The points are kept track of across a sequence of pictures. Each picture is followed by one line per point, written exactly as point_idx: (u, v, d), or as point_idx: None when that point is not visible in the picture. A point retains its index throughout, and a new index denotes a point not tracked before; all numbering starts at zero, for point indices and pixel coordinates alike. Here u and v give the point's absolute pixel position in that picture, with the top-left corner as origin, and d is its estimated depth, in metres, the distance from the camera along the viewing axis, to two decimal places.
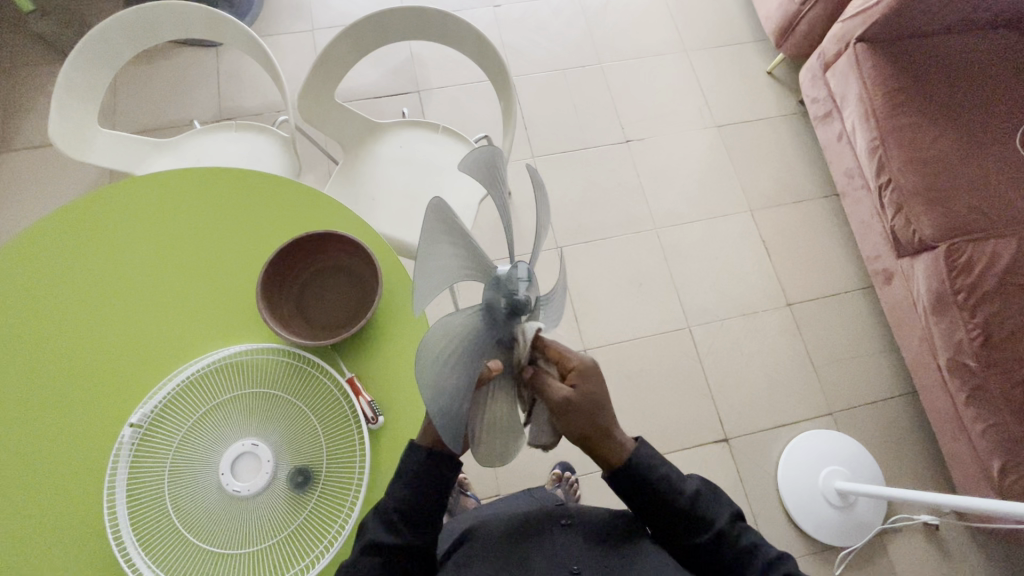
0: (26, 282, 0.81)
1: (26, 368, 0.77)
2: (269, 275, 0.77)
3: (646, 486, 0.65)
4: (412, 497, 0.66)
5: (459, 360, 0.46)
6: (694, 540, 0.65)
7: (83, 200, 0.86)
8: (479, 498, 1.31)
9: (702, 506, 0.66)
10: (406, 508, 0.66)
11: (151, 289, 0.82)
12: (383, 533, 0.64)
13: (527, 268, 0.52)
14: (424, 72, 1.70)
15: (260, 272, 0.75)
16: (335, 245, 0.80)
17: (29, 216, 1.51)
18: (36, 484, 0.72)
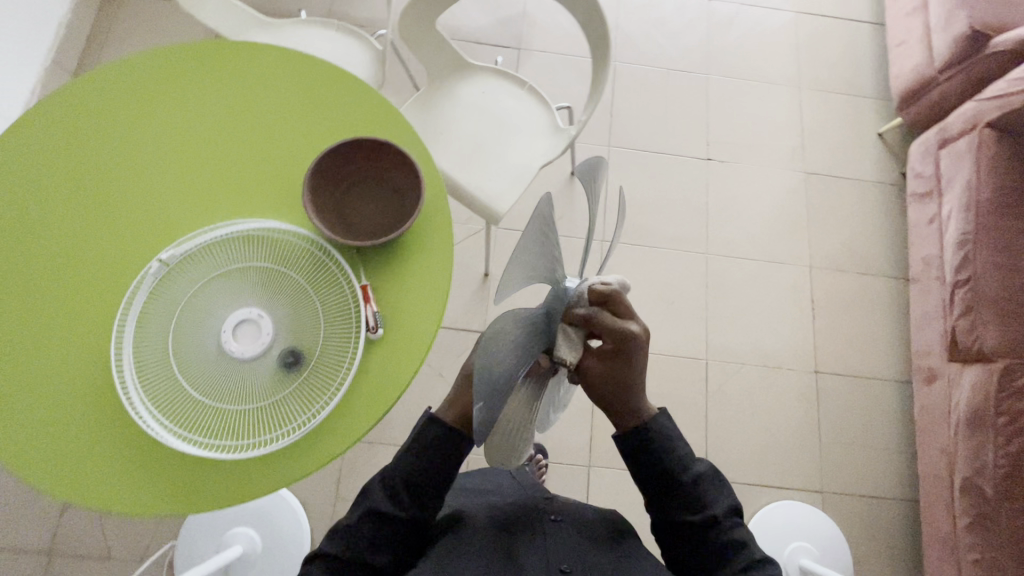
0: (110, 105, 0.87)
1: (88, 181, 0.83)
2: (322, 166, 0.80)
3: (659, 451, 0.74)
4: (418, 472, 0.75)
5: (513, 343, 0.55)
6: (686, 518, 0.72)
7: (181, 47, 0.91)
8: None
9: (701, 489, 0.73)
10: (412, 486, 0.74)
11: (214, 147, 0.86)
12: (384, 502, 0.73)
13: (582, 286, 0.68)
14: (531, 32, 1.69)
15: (316, 158, 0.79)
16: (390, 160, 0.82)
17: (130, 53, 1.58)
18: (67, 285, 0.79)
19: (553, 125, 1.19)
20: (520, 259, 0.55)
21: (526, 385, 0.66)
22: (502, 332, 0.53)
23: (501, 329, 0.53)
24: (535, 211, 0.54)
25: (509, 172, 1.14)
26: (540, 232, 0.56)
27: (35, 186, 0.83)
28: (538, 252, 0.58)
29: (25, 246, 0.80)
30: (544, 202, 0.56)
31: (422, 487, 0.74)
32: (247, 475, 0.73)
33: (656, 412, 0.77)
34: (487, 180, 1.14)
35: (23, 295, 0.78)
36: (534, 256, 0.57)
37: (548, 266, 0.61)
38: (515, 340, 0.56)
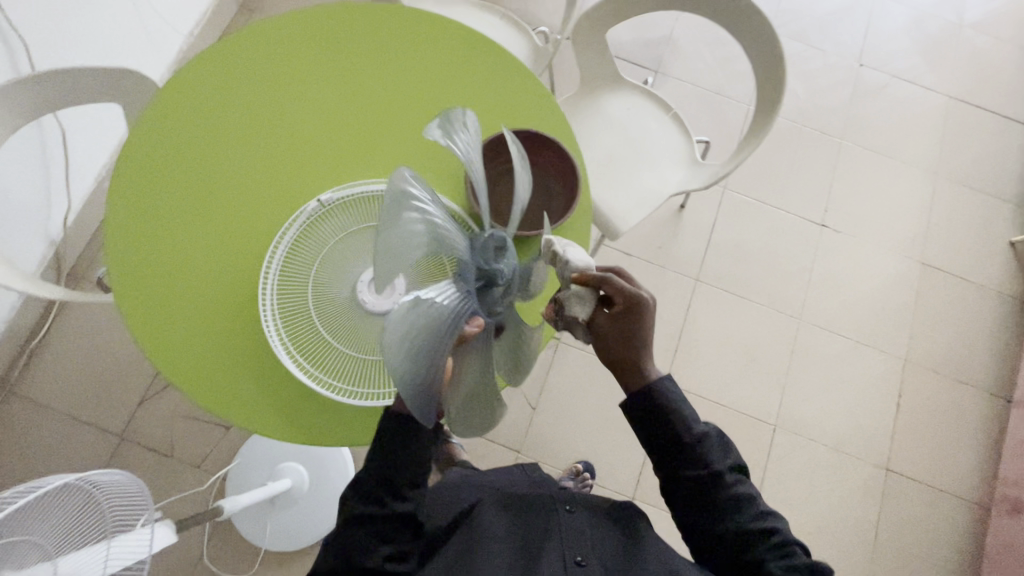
0: (300, 45, 0.91)
1: (270, 111, 0.88)
2: (495, 144, 0.81)
3: (660, 407, 0.71)
4: (389, 469, 0.69)
5: (436, 340, 0.44)
6: (692, 474, 0.70)
7: (375, 6, 0.95)
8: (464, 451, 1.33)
9: (706, 447, 0.70)
10: (389, 483, 0.69)
11: (388, 108, 0.90)
12: (364, 505, 0.69)
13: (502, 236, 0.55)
14: (672, 59, 1.68)
15: (495, 136, 0.81)
16: (548, 159, 0.83)
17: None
18: (231, 204, 0.84)
19: (690, 157, 1.18)
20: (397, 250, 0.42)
21: (476, 362, 0.55)
22: (411, 338, 0.42)
23: (410, 337, 0.42)
24: (388, 191, 0.42)
25: (637, 193, 1.14)
26: (412, 207, 0.44)
27: (220, 102, 0.87)
28: (424, 230, 0.45)
29: (198, 157, 0.85)
30: (400, 179, 0.43)
31: (394, 480, 0.69)
32: (361, 420, 0.81)
33: (662, 374, 0.73)
34: (613, 196, 1.14)
35: (192, 203, 0.84)
36: (422, 236, 0.44)
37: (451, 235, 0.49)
38: (437, 337, 0.44)
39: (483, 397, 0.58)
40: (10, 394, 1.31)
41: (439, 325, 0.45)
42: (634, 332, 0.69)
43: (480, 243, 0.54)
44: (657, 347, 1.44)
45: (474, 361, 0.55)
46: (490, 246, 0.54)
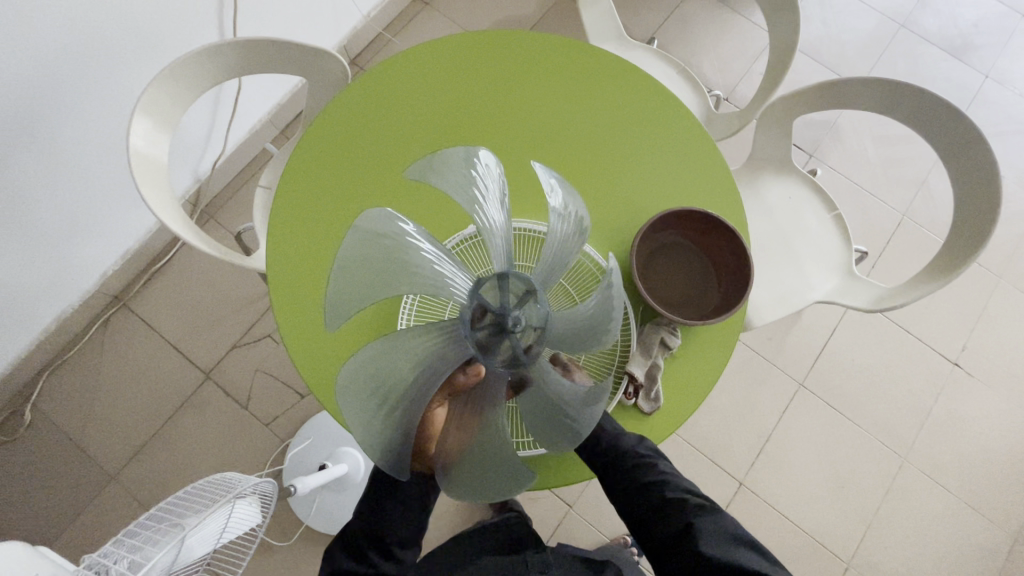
0: (496, 65, 0.91)
1: (452, 126, 0.88)
2: (722, 230, 0.76)
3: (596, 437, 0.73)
4: (375, 525, 0.76)
5: (390, 380, 0.50)
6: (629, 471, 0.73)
7: (579, 43, 0.94)
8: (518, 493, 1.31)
9: (623, 442, 0.74)
10: (376, 538, 0.76)
11: (567, 152, 0.88)
12: (351, 561, 0.75)
13: (511, 275, 0.57)
14: (830, 147, 1.58)
15: (732, 227, 0.75)
16: (722, 246, 0.77)
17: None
18: (392, 204, 0.85)
19: (845, 267, 1.09)
20: (351, 285, 0.50)
21: (478, 408, 0.56)
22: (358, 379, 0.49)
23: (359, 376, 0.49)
24: (348, 236, 0.49)
25: (779, 289, 1.07)
26: (375, 250, 0.51)
27: (410, 107, 0.89)
28: (383, 268, 0.52)
29: (374, 150, 0.87)
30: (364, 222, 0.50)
31: (384, 537, 0.76)
32: None
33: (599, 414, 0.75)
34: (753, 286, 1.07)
35: (359, 197, 0.85)
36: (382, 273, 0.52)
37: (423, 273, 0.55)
38: (391, 378, 0.50)
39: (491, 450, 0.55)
40: (124, 307, 1.39)
41: (397, 366, 0.50)
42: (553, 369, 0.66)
43: (480, 284, 0.57)
44: (741, 444, 1.35)
45: (477, 404, 0.56)
46: (489, 288, 0.57)
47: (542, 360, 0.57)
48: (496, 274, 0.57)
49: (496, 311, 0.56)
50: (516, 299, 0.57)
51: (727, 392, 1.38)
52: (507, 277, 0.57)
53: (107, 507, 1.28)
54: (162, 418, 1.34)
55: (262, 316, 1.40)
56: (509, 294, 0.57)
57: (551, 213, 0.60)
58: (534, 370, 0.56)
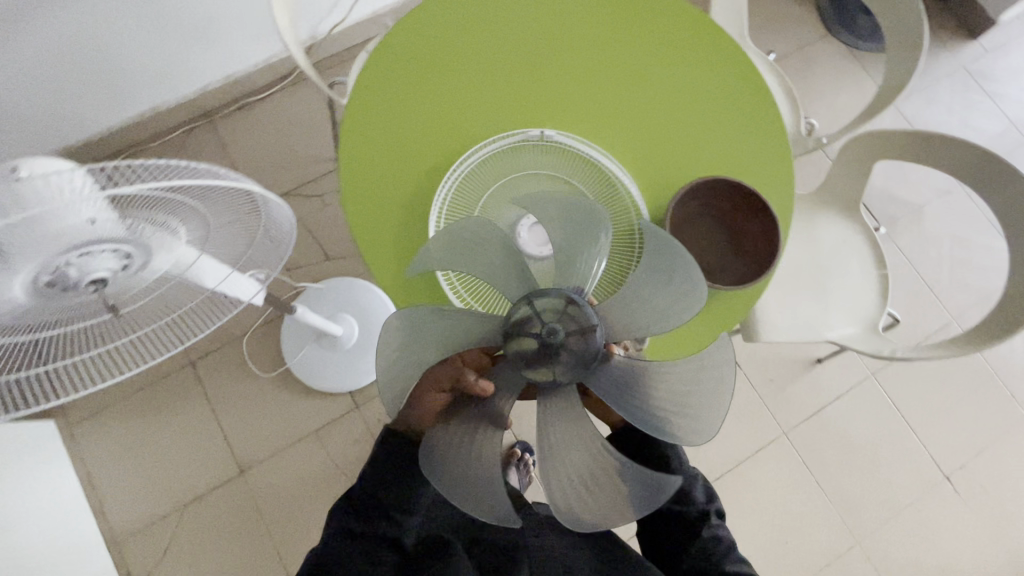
0: (618, 5, 0.96)
1: (555, 43, 0.94)
2: (761, 210, 0.80)
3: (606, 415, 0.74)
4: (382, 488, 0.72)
5: (423, 345, 0.57)
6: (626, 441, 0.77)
7: (702, 13, 0.96)
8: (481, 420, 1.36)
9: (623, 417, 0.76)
10: (377, 498, 0.72)
11: (648, 104, 0.92)
12: (351, 516, 0.72)
13: (576, 311, 0.56)
14: (906, 228, 1.54)
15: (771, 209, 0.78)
16: (740, 213, 0.82)
17: None
18: (476, 89, 0.91)
19: (870, 322, 1.08)
20: (437, 255, 0.59)
21: (498, 414, 0.56)
22: (401, 332, 0.56)
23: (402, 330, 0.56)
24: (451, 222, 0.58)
25: (797, 318, 1.08)
26: (469, 241, 0.59)
27: (526, 12, 0.95)
28: (468, 256, 0.59)
29: (479, 38, 0.93)
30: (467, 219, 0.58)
31: (387, 496, 0.72)
32: None
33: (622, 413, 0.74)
34: (773, 306, 1.08)
35: (451, 72, 0.92)
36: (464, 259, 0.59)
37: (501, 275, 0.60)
38: (423, 345, 0.57)
39: (484, 456, 0.55)
40: (209, 122, 1.50)
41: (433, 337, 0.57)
42: None
43: (547, 304, 0.57)
44: (704, 464, 1.36)
45: (500, 412, 0.56)
46: (553, 309, 0.57)
47: (576, 401, 0.55)
48: (566, 303, 0.57)
49: (548, 335, 0.55)
50: (573, 333, 0.55)
51: None
52: (574, 312, 0.56)
53: None
54: None
55: (322, 177, 1.49)
56: (567, 325, 0.55)
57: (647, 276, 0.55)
58: (563, 409, 0.55)
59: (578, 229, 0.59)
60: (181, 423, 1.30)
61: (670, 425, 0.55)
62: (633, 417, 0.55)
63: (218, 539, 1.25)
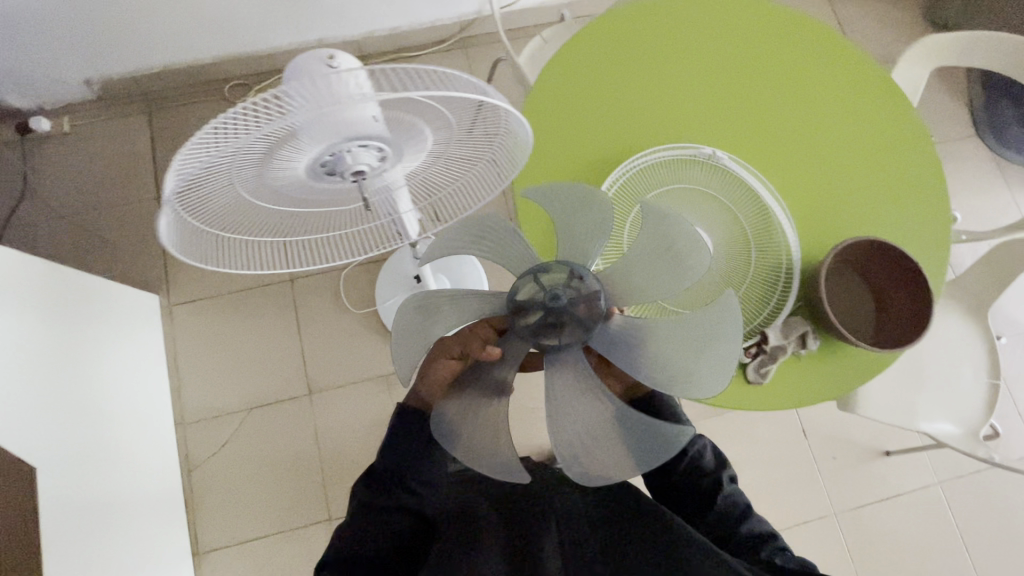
0: (817, 56, 0.98)
1: (750, 73, 0.95)
2: (919, 291, 0.79)
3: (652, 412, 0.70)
4: (400, 461, 0.75)
5: (433, 321, 0.67)
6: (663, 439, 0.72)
7: (895, 87, 0.98)
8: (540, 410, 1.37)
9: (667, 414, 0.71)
10: (396, 472, 0.75)
11: (824, 155, 0.93)
12: (370, 491, 0.75)
13: (574, 283, 0.65)
14: (1011, 347, 1.49)
15: (931, 296, 0.78)
16: (884, 267, 0.82)
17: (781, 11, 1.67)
18: (663, 93, 0.93)
19: (973, 429, 1.05)
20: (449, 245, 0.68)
21: (499, 371, 0.65)
22: (415, 312, 0.68)
23: (411, 309, 0.68)
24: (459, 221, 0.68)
25: (898, 403, 1.06)
26: (474, 234, 0.68)
27: (729, 38, 0.97)
28: (477, 244, 0.68)
29: (678, 49, 0.95)
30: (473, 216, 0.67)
31: (405, 470, 0.75)
32: None
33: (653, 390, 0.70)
34: (877, 387, 1.06)
35: (643, 71, 0.94)
36: (473, 246, 0.68)
37: (507, 259, 0.69)
38: (434, 322, 0.67)
39: (484, 406, 0.64)
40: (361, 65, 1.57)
41: (441, 314, 0.67)
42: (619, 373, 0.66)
43: (546, 278, 0.66)
44: None
45: (500, 370, 0.65)
46: (551, 284, 0.65)
47: (579, 360, 0.63)
48: (564, 277, 0.65)
49: (550, 302, 0.64)
50: (574, 299, 0.64)
51: (765, 469, 1.38)
52: (571, 283, 0.65)
53: None
54: None
55: None
56: (565, 294, 0.64)
57: (640, 257, 0.65)
58: (565, 361, 0.64)
59: (579, 220, 0.68)
60: (270, 333, 1.37)
61: (672, 381, 0.61)
62: (636, 370, 0.62)
63: (275, 449, 1.31)
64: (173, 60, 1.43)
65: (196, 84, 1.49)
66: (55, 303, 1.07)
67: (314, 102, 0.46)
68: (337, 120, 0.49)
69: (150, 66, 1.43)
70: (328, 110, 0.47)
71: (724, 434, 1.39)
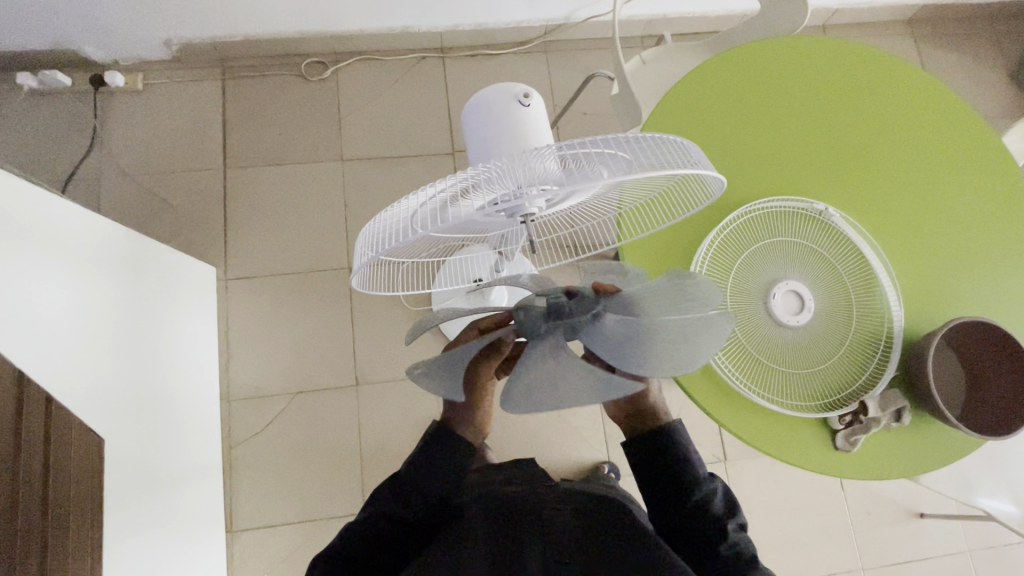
0: (939, 121, 0.95)
1: (867, 130, 0.93)
2: (1015, 401, 0.75)
3: (668, 451, 0.75)
4: (410, 479, 0.73)
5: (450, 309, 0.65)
6: (676, 477, 0.75)
7: (1017, 162, 0.94)
8: (584, 430, 1.36)
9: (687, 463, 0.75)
10: (404, 491, 0.72)
11: (939, 222, 0.90)
12: (382, 506, 0.72)
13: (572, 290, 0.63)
14: None
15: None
16: (1001, 361, 0.76)
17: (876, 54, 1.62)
18: (777, 141, 0.91)
19: None
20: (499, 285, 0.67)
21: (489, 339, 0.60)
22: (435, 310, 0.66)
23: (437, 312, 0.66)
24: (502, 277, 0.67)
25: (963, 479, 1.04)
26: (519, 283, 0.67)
27: (849, 93, 0.94)
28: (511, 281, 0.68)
29: (796, 97, 0.93)
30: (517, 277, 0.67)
31: (413, 487, 0.72)
32: None
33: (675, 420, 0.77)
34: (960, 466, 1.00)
35: (759, 116, 0.92)
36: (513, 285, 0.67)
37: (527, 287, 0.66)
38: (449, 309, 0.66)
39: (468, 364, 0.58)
40: (440, 57, 1.54)
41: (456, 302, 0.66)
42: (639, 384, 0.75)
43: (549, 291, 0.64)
44: (775, 565, 1.34)
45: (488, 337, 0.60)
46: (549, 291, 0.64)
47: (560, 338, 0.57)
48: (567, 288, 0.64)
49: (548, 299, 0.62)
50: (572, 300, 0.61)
51: (798, 517, 1.38)
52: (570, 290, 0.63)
53: (318, 176, 1.45)
54: (399, 153, 1.48)
55: None
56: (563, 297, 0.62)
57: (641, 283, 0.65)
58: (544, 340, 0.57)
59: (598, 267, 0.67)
60: (324, 320, 1.37)
61: (657, 371, 0.55)
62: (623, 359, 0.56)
63: (316, 437, 1.31)
64: (254, 30, 1.39)
65: (270, 59, 1.49)
66: (130, 268, 1.05)
67: (500, 171, 0.51)
68: (522, 185, 0.52)
69: (231, 36, 1.40)
70: (512, 176, 0.51)
71: (761, 478, 1.39)
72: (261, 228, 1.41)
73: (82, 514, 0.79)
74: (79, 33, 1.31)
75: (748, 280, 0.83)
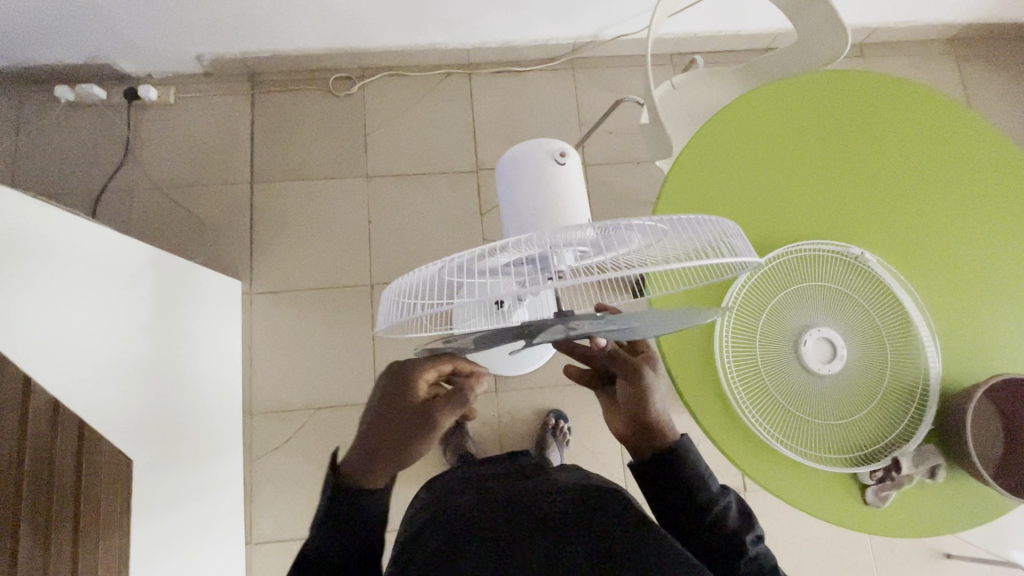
0: (985, 159, 0.91)
1: (908, 168, 0.90)
2: None
3: (678, 468, 0.69)
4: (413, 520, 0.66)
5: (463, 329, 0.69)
6: (689, 494, 0.68)
7: None
8: (601, 454, 1.35)
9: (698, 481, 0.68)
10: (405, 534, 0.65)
11: (982, 266, 0.86)
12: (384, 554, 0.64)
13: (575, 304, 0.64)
14: None
15: None
16: None
17: (915, 76, 1.57)
18: (812, 178, 0.88)
19: None
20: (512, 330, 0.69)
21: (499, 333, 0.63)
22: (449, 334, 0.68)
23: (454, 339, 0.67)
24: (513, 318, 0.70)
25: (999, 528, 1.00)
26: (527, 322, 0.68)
27: (889, 129, 0.91)
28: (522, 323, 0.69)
29: (834, 132, 0.91)
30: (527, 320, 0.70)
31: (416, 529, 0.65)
32: (703, 390, 0.80)
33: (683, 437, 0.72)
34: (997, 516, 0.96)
35: (794, 151, 0.89)
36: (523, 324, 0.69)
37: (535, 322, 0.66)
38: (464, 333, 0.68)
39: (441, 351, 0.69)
40: (466, 73, 1.54)
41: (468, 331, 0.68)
42: (641, 393, 0.74)
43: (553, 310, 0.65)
44: None
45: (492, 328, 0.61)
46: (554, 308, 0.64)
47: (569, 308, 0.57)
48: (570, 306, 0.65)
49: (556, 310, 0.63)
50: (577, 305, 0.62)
51: (819, 552, 1.34)
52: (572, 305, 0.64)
53: (341, 191, 1.46)
54: (422, 169, 1.48)
55: None
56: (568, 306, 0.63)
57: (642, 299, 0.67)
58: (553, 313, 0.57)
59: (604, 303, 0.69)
60: (345, 335, 1.38)
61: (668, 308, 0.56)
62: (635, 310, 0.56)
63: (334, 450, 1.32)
64: (283, 45, 1.41)
65: (299, 74, 1.50)
66: (159, 284, 1.07)
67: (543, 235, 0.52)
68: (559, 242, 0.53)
69: (260, 51, 1.42)
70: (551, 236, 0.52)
71: (781, 510, 1.36)
72: (284, 241, 1.42)
73: (110, 537, 0.81)
74: (114, 48, 1.33)
75: (776, 328, 0.81)
